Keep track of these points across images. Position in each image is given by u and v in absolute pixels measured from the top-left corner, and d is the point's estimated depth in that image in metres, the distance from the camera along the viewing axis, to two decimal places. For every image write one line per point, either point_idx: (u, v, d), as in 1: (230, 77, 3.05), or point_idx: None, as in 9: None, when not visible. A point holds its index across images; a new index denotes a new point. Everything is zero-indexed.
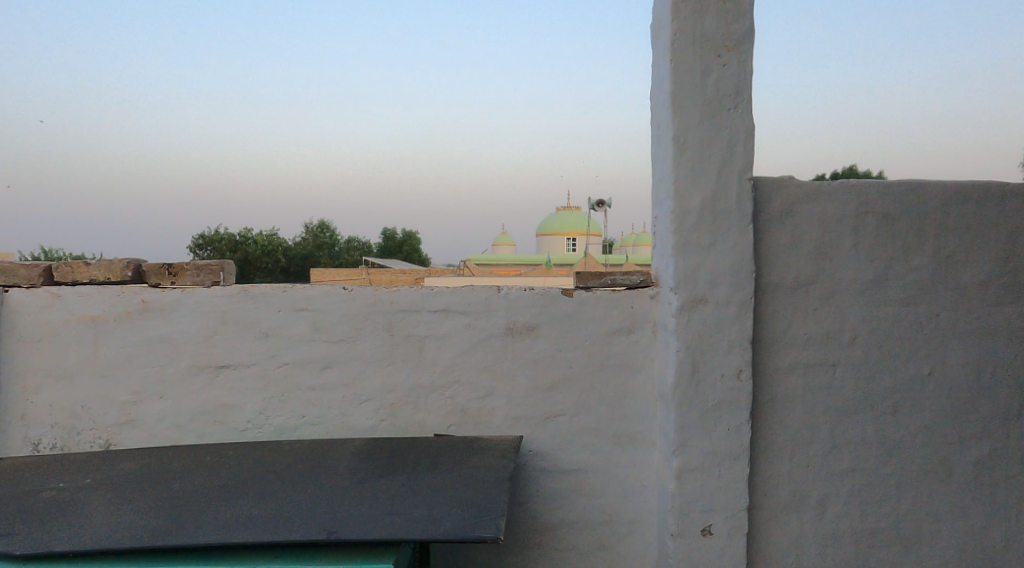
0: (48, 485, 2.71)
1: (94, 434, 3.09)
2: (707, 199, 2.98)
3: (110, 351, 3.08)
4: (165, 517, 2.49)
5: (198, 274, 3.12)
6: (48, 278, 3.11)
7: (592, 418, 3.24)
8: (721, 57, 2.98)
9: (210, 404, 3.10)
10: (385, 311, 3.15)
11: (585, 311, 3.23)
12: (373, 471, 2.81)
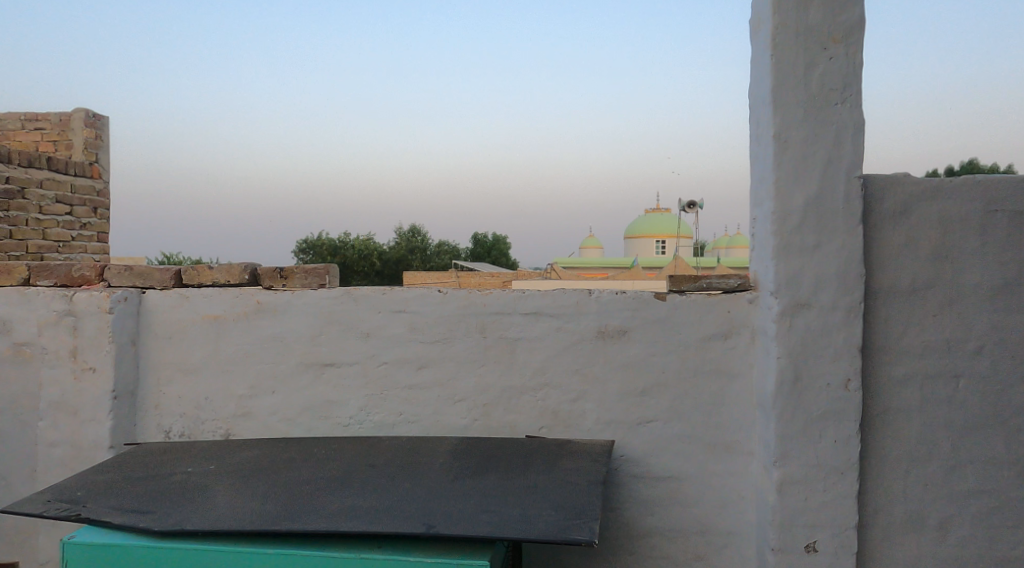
0: (169, 470, 2.84)
1: (215, 424, 3.13)
2: (812, 199, 2.84)
3: (230, 348, 3.11)
4: (271, 504, 2.56)
5: (307, 276, 3.16)
6: (178, 281, 3.16)
7: (687, 425, 3.14)
8: (828, 49, 2.83)
9: (316, 400, 3.14)
10: (477, 313, 3.17)
11: (679, 315, 3.14)
12: (470, 471, 2.81)
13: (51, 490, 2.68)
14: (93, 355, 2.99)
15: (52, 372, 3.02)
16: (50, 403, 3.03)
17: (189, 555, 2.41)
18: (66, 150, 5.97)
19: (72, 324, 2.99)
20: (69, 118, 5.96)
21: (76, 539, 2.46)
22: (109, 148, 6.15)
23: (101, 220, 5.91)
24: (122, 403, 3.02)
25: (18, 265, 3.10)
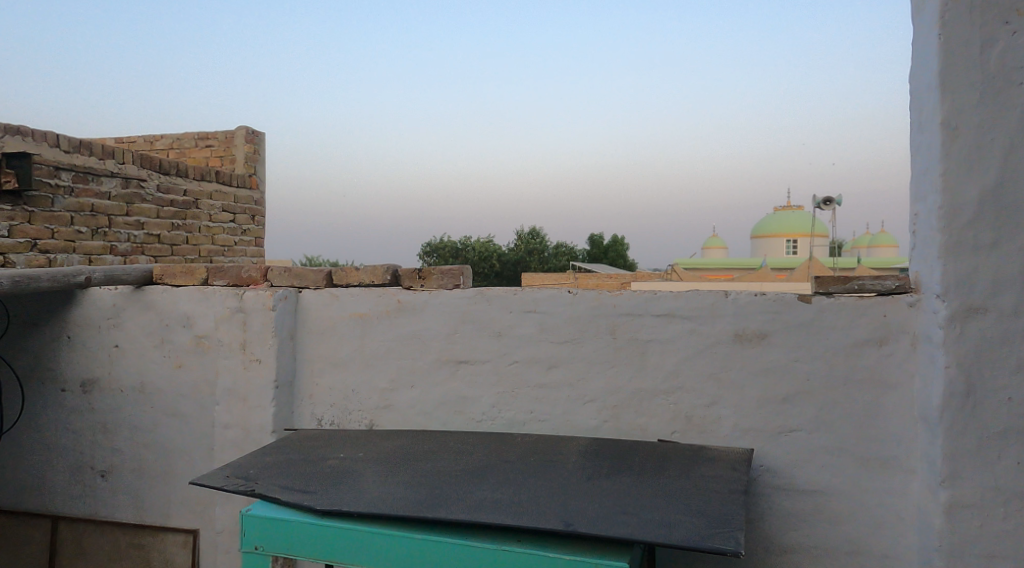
0: (327, 455, 3.06)
1: (361, 414, 3.37)
2: (988, 192, 2.56)
3: (375, 344, 3.34)
4: (420, 493, 2.67)
5: (443, 277, 3.34)
6: (329, 281, 3.44)
7: (835, 436, 2.95)
8: (1010, 23, 2.54)
9: (450, 395, 3.30)
10: (609, 314, 3.17)
11: (825, 318, 2.95)
12: (606, 474, 2.79)
13: (229, 467, 2.96)
14: (259, 348, 3.30)
15: (226, 362, 3.35)
16: (224, 389, 3.35)
17: (344, 533, 2.55)
18: (231, 164, 6.75)
19: (242, 319, 3.32)
20: (234, 134, 6.75)
21: (252, 512, 2.69)
22: (265, 160, 6.90)
23: (257, 227, 6.80)
24: (282, 392, 3.32)
25: (198, 266, 3.47)
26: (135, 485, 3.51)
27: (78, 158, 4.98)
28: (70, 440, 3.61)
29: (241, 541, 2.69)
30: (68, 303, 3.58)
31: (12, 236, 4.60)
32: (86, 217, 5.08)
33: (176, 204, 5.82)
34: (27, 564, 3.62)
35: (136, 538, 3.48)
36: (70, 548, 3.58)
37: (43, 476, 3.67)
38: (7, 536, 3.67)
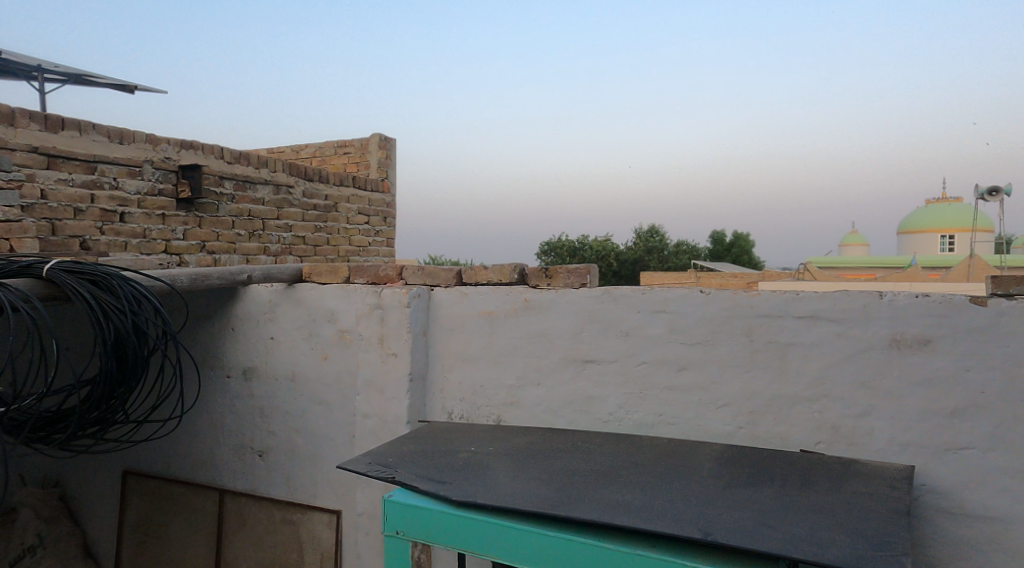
0: (460, 447, 2.98)
1: (489, 409, 3.40)
2: None
3: (502, 341, 3.36)
4: (551, 488, 2.50)
5: (570, 276, 3.30)
6: (459, 280, 3.52)
7: (1016, 457, 2.58)
8: None
9: (578, 395, 3.24)
10: (745, 316, 2.97)
11: (1003, 324, 2.59)
12: (747, 482, 2.54)
13: (369, 454, 2.86)
14: (395, 342, 3.42)
15: (366, 355, 3.50)
16: (364, 381, 3.51)
17: (487, 526, 2.37)
18: (366, 170, 7.09)
19: (379, 315, 3.46)
20: (367, 141, 7.07)
21: (395, 497, 2.54)
22: (397, 165, 7.22)
23: (390, 228, 7.05)
24: (416, 385, 3.43)
25: (340, 266, 3.68)
26: (285, 466, 3.77)
27: (238, 168, 5.47)
28: (231, 422, 3.95)
29: (382, 525, 2.54)
30: (230, 297, 3.90)
31: (184, 239, 5.12)
32: (244, 221, 5.54)
33: (319, 208, 6.20)
34: (197, 530, 4.00)
35: (288, 515, 3.73)
36: (234, 520, 3.90)
37: (212, 454, 4.03)
38: (184, 505, 4.06)
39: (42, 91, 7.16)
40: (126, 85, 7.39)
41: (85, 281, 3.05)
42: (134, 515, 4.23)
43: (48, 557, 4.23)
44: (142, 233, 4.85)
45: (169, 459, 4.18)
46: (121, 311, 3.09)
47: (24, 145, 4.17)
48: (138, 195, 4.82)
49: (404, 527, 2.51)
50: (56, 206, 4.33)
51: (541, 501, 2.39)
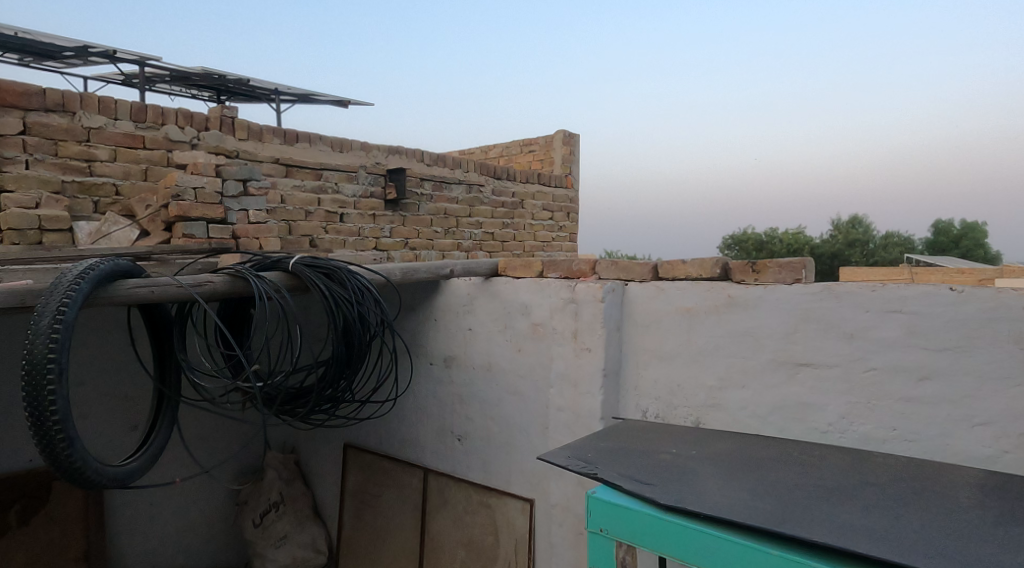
0: (660, 448, 2.85)
1: (688, 410, 3.26)
2: None
3: (702, 339, 3.21)
4: (774, 503, 2.31)
5: (781, 271, 3.02)
6: (655, 274, 3.45)
7: None
8: None
9: (791, 399, 2.97)
10: (1013, 318, 2.51)
11: None
12: (1019, 517, 2.18)
13: (569, 447, 2.85)
14: (589, 337, 3.49)
15: (560, 349, 3.63)
16: (558, 374, 3.63)
17: (698, 536, 2.26)
18: (551, 166, 7.30)
19: (574, 309, 3.56)
20: (552, 138, 7.28)
21: (599, 494, 2.49)
22: (580, 161, 7.36)
23: (572, 223, 7.18)
24: (610, 380, 3.46)
25: (535, 261, 3.83)
26: (483, 451, 4.02)
27: (436, 169, 5.88)
28: (436, 406, 4.28)
29: (585, 521, 2.51)
30: (434, 291, 4.22)
31: (391, 237, 5.59)
32: (440, 219, 5.93)
33: (507, 204, 6.48)
34: (406, 501, 4.38)
35: (485, 498, 3.97)
36: (437, 498, 4.21)
37: (417, 434, 4.40)
38: (395, 480, 4.47)
39: (277, 109, 8.14)
40: (340, 99, 8.20)
41: (320, 275, 3.50)
42: (353, 483, 4.74)
43: (288, 512, 4.89)
44: (357, 232, 5.38)
45: (384, 436, 4.62)
46: (348, 301, 3.49)
47: (268, 158, 4.88)
48: (355, 198, 5.36)
49: (607, 525, 2.46)
50: (293, 209, 4.97)
51: (738, 504, 2.32)
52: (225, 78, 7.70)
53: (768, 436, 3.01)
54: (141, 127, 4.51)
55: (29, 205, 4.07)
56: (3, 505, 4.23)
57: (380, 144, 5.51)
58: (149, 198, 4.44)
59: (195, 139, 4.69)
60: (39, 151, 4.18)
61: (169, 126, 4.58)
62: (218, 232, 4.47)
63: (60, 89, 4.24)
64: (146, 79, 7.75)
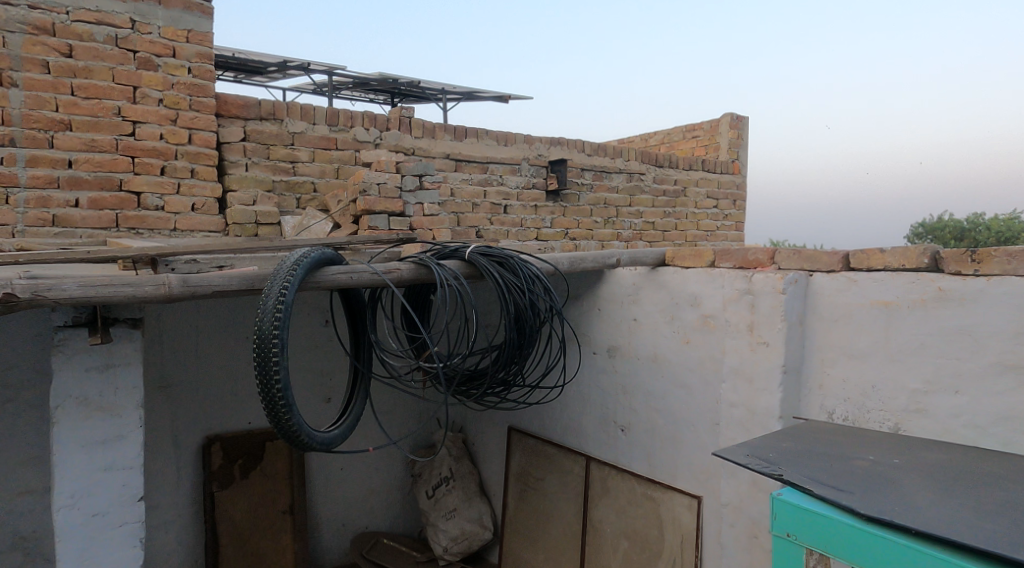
0: (854, 453, 2.64)
1: (885, 415, 3.01)
2: None
3: (903, 336, 2.95)
4: (1007, 526, 2.07)
5: (1010, 261, 2.68)
6: (847, 264, 3.18)
7: None
8: None
9: (1016, 410, 2.66)
10: None
11: None
12: None
13: (749, 444, 2.71)
14: (768, 331, 3.32)
15: (734, 342, 3.48)
16: (731, 369, 3.49)
17: (906, 554, 2.10)
18: (716, 152, 7.04)
19: (750, 301, 3.41)
20: (718, 122, 6.99)
21: (784, 497, 2.37)
22: (749, 145, 7.00)
23: (739, 211, 6.86)
24: (790, 378, 3.27)
25: (705, 250, 3.67)
26: (648, 444, 3.96)
27: (596, 159, 5.85)
28: (599, 396, 4.28)
29: (771, 523, 2.40)
30: (599, 280, 4.21)
31: (552, 227, 5.65)
32: (600, 209, 5.90)
33: (669, 193, 6.32)
34: (568, 489, 4.41)
35: (650, 491, 3.91)
36: (599, 486, 4.21)
37: (580, 422, 4.42)
38: (556, 465, 4.52)
39: (444, 108, 8.46)
40: (501, 94, 8.37)
41: (494, 262, 3.72)
42: (516, 466, 4.86)
43: (457, 488, 5.18)
44: (519, 223, 5.50)
45: (547, 422, 4.69)
46: (520, 287, 3.70)
47: (439, 153, 5.14)
48: (518, 189, 5.49)
49: (796, 529, 2.34)
50: (460, 202, 5.20)
51: (952, 521, 2.11)
52: (398, 81, 8.11)
53: (985, 449, 2.71)
54: (334, 129, 4.92)
55: (249, 201, 4.61)
56: (229, 460, 4.78)
57: (543, 135, 5.57)
58: (339, 193, 4.82)
59: (377, 139, 5.04)
60: (255, 154, 4.69)
61: (357, 128, 4.97)
62: (399, 224, 4.73)
63: (270, 99, 4.72)
64: (333, 87, 8.33)
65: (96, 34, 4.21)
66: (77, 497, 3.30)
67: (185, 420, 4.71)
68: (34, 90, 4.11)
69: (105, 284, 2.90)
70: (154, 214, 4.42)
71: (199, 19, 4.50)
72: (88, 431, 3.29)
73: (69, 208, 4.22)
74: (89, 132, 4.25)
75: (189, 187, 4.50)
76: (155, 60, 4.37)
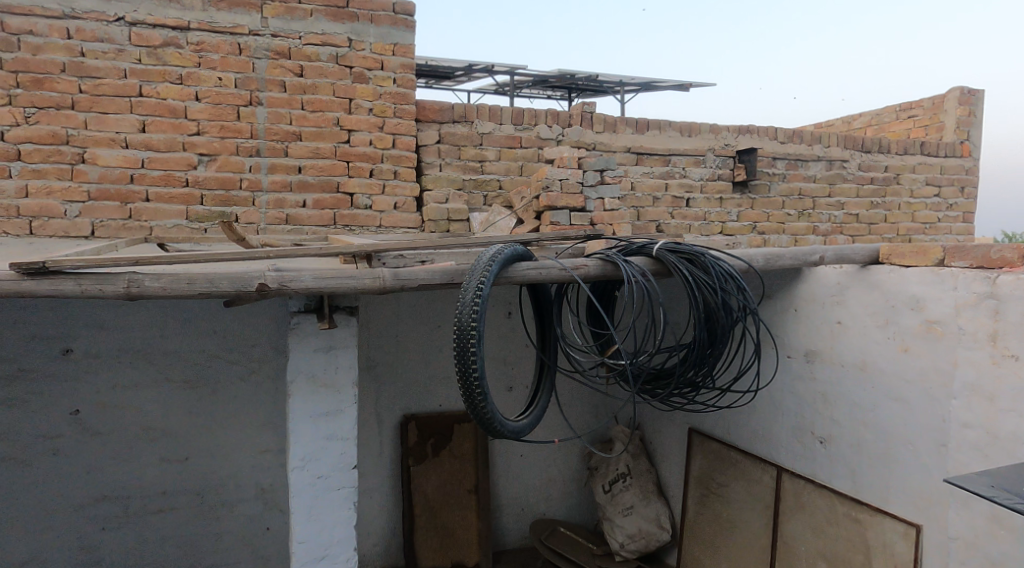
0: None
1: None
2: None
3: None
4: None
5: None
6: None
7: None
8: None
9: None
10: None
11: None
12: None
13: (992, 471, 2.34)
14: (1016, 342, 2.92)
15: (970, 353, 3.07)
16: (965, 384, 3.09)
17: None
18: (939, 132, 6.28)
19: (993, 307, 3.00)
20: (943, 98, 6.24)
21: None
22: (982, 123, 6.16)
23: (967, 199, 6.05)
24: None
25: (932, 246, 3.24)
26: (853, 459, 3.59)
27: (791, 147, 5.43)
28: (794, 403, 3.94)
29: None
30: (797, 279, 3.89)
31: (738, 221, 5.31)
32: (794, 200, 5.46)
33: (877, 180, 5.72)
34: (756, 499, 4.10)
35: (854, 512, 3.54)
36: (791, 499, 3.89)
37: (771, 430, 4.09)
38: (743, 472, 4.23)
39: (622, 101, 8.30)
40: (682, 83, 8.05)
41: (684, 260, 3.57)
42: (697, 469, 4.60)
43: (635, 485, 5.03)
44: (703, 216, 5.23)
45: (734, 426, 4.37)
46: (711, 286, 3.54)
47: (621, 147, 5.01)
48: (702, 181, 5.22)
49: None
50: (640, 196, 5.04)
51: None
52: (577, 77, 8.06)
53: None
54: (519, 128, 4.93)
55: (441, 200, 4.77)
56: (423, 438, 5.00)
57: (731, 124, 5.27)
58: (523, 189, 4.82)
59: (560, 136, 4.99)
60: (447, 155, 4.84)
61: (540, 125, 4.95)
62: (580, 219, 4.67)
63: (462, 101, 4.82)
64: (513, 87, 8.44)
65: (321, 54, 4.56)
66: (307, 460, 3.62)
67: (387, 408, 4.97)
68: (275, 107, 4.51)
69: (333, 276, 3.26)
70: (364, 212, 4.70)
71: (404, 33, 4.71)
72: (315, 404, 3.61)
73: (299, 208, 4.58)
74: (314, 141, 4.58)
75: (392, 187, 4.73)
76: (367, 73, 4.65)
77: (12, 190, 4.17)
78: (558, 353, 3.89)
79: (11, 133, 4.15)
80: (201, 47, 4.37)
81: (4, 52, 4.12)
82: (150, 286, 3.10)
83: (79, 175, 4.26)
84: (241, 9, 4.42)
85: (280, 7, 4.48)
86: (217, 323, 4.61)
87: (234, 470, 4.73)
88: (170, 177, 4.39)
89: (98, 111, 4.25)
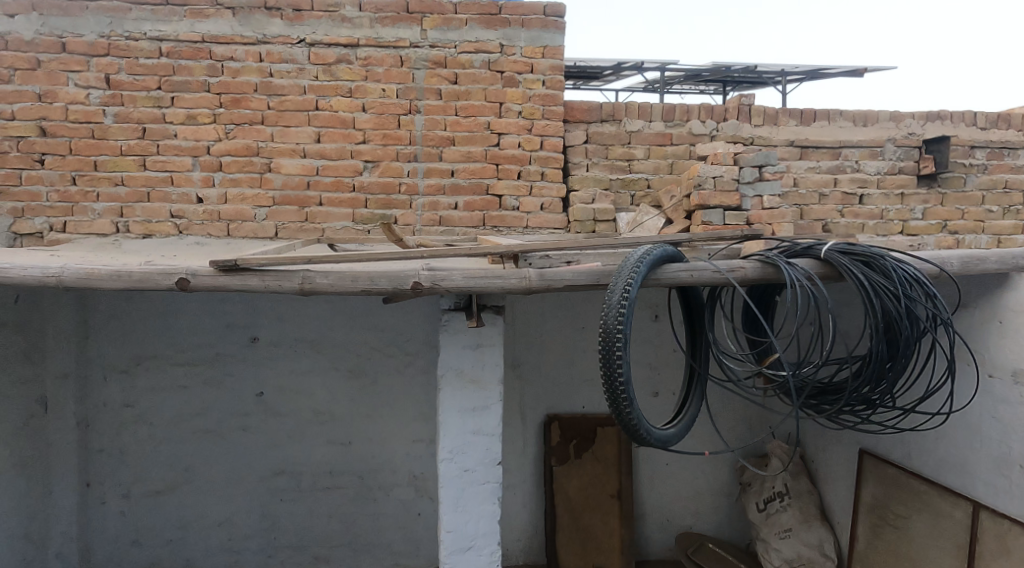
0: None
1: None
2: None
3: None
4: None
5: None
6: None
7: None
8: None
9: None
10: None
11: None
12: None
13: None
14: None
15: None
16: None
17: None
18: None
19: None
20: None
21: None
22: None
23: None
24: None
25: None
26: None
27: (994, 134, 4.73)
28: (996, 430, 3.39)
29: None
30: (1001, 287, 3.36)
31: (923, 219, 4.67)
32: (998, 194, 4.73)
33: None
34: (945, 536, 3.55)
35: None
36: (993, 543, 3.35)
37: (963, 458, 3.53)
38: (927, 502, 3.67)
39: (784, 92, 7.68)
40: (854, 69, 7.33)
41: (858, 262, 3.14)
42: (866, 494, 4.04)
43: (794, 506, 4.55)
44: (879, 214, 4.64)
45: (914, 449, 3.79)
46: (892, 292, 3.09)
47: (783, 140, 4.59)
48: (879, 174, 4.65)
49: None
50: (805, 192, 4.57)
51: None
52: (733, 69, 7.53)
53: None
54: (670, 125, 4.62)
55: (588, 200, 4.55)
56: (565, 439, 4.80)
57: (915, 110, 4.66)
58: (673, 188, 4.53)
59: (714, 131, 4.63)
60: (595, 155, 4.61)
61: (693, 121, 4.61)
62: (735, 218, 4.32)
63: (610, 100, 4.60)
64: (665, 82, 8.05)
65: (475, 61, 4.48)
66: (455, 453, 3.52)
67: (533, 414, 4.84)
68: (432, 114, 4.48)
69: (482, 275, 3.13)
70: (512, 213, 4.57)
71: (555, 35, 4.53)
72: (462, 402, 3.52)
73: (452, 210, 4.53)
74: (466, 145, 4.52)
75: (539, 188, 4.57)
76: (518, 77, 4.52)
77: (214, 197, 4.43)
78: (709, 359, 3.55)
79: (216, 148, 4.40)
80: (368, 62, 4.42)
81: (211, 77, 4.36)
82: (319, 282, 3.14)
83: (267, 183, 4.44)
84: (404, 23, 4.43)
85: (438, 18, 4.45)
86: (373, 325, 4.66)
87: (392, 471, 4.76)
88: (337, 183, 4.47)
89: (282, 125, 4.42)
